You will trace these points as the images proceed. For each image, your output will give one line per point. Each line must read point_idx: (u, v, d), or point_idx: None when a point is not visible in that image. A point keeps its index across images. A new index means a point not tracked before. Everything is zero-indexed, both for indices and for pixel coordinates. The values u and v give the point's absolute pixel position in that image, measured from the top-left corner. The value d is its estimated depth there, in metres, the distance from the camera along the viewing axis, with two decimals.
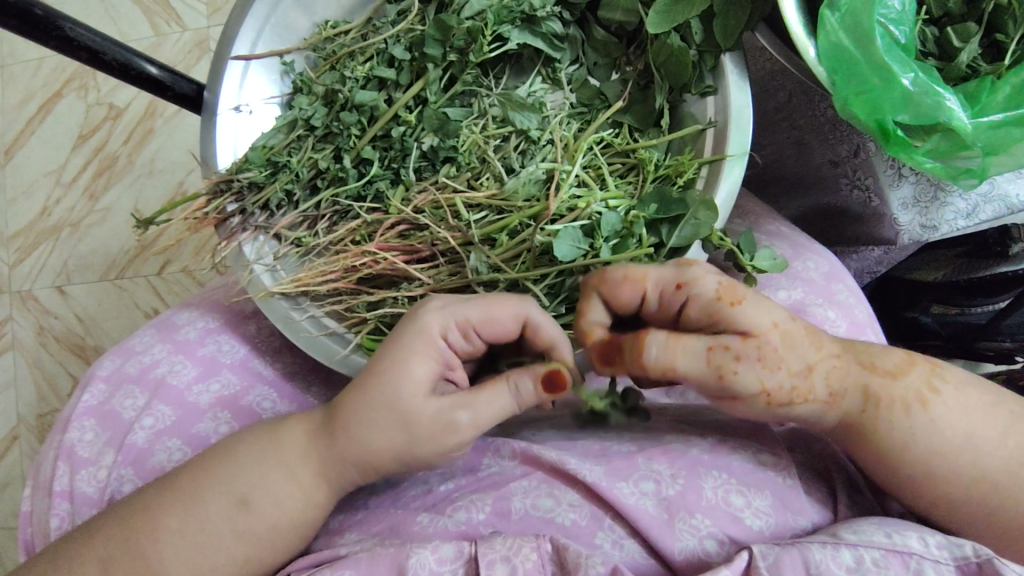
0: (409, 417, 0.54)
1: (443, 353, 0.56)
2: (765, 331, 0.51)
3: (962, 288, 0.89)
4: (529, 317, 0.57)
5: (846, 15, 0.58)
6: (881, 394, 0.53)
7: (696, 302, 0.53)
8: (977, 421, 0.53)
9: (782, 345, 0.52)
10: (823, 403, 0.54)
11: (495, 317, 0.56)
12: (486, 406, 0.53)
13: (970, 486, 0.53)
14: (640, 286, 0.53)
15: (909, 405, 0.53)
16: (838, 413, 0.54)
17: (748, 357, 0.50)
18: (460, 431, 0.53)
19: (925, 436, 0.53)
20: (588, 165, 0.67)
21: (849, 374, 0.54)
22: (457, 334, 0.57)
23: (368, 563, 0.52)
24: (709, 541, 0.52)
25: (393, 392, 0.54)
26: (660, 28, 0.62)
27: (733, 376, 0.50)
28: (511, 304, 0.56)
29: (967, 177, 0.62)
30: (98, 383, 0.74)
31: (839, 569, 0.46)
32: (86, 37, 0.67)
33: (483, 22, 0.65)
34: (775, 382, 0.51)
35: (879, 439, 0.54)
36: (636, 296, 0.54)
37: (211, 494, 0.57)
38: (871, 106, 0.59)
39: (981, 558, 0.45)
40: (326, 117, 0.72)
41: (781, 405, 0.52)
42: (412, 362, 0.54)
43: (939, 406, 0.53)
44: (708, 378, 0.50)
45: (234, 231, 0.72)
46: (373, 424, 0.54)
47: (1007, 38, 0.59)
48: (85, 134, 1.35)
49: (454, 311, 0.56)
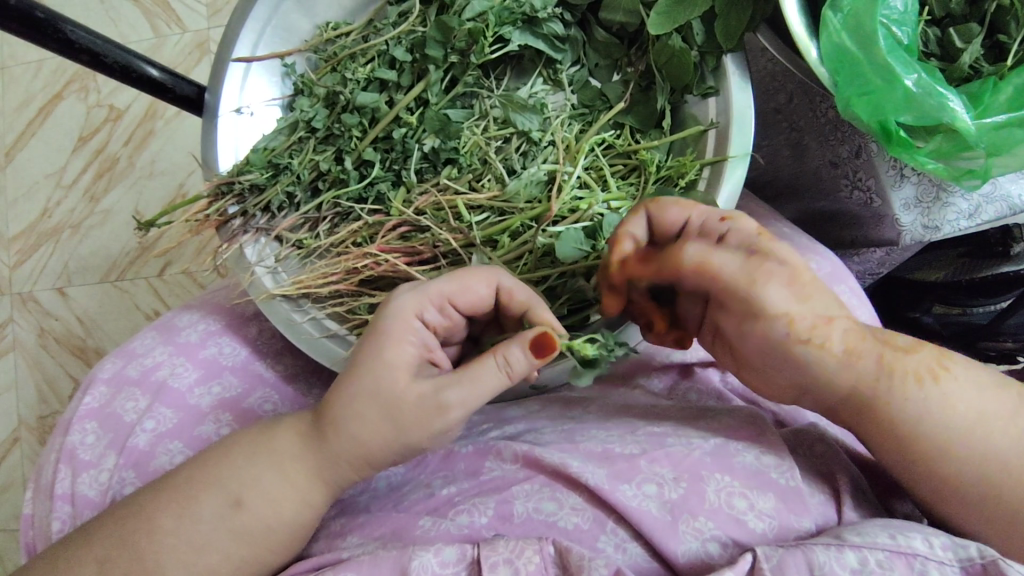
0: (394, 402, 0.54)
1: (420, 335, 0.56)
2: (796, 263, 0.53)
3: (963, 287, 0.88)
4: (501, 285, 0.58)
5: (848, 17, 0.58)
6: (896, 364, 0.53)
7: (737, 233, 0.53)
8: (988, 404, 0.53)
9: (808, 281, 0.53)
10: (839, 358, 0.53)
11: (466, 291, 0.57)
12: (474, 380, 0.52)
13: (977, 474, 0.52)
14: (687, 214, 0.54)
15: (923, 377, 0.53)
16: (852, 377, 0.53)
17: (778, 275, 0.52)
18: (449, 411, 0.53)
19: (935, 414, 0.53)
20: (590, 166, 0.68)
21: (868, 340, 0.54)
22: (433, 313, 0.57)
23: (370, 565, 0.51)
24: (713, 544, 0.52)
25: (374, 380, 0.54)
26: (662, 29, 0.62)
27: (760, 288, 0.52)
28: (479, 275, 0.57)
29: (970, 178, 0.62)
30: (99, 385, 0.74)
31: (843, 570, 0.46)
32: (86, 40, 0.67)
33: (485, 23, 0.65)
34: (798, 308, 0.52)
35: (892, 410, 0.53)
36: (681, 224, 0.54)
37: (205, 492, 0.57)
38: (874, 107, 0.59)
39: (986, 560, 0.45)
40: (327, 119, 0.71)
41: (800, 335, 0.52)
42: (388, 347, 0.55)
43: (950, 382, 0.53)
44: (737, 283, 0.52)
45: (235, 233, 0.73)
46: (358, 416, 0.55)
47: (1009, 38, 0.58)
48: (85, 136, 1.35)
49: (424, 291, 0.57)
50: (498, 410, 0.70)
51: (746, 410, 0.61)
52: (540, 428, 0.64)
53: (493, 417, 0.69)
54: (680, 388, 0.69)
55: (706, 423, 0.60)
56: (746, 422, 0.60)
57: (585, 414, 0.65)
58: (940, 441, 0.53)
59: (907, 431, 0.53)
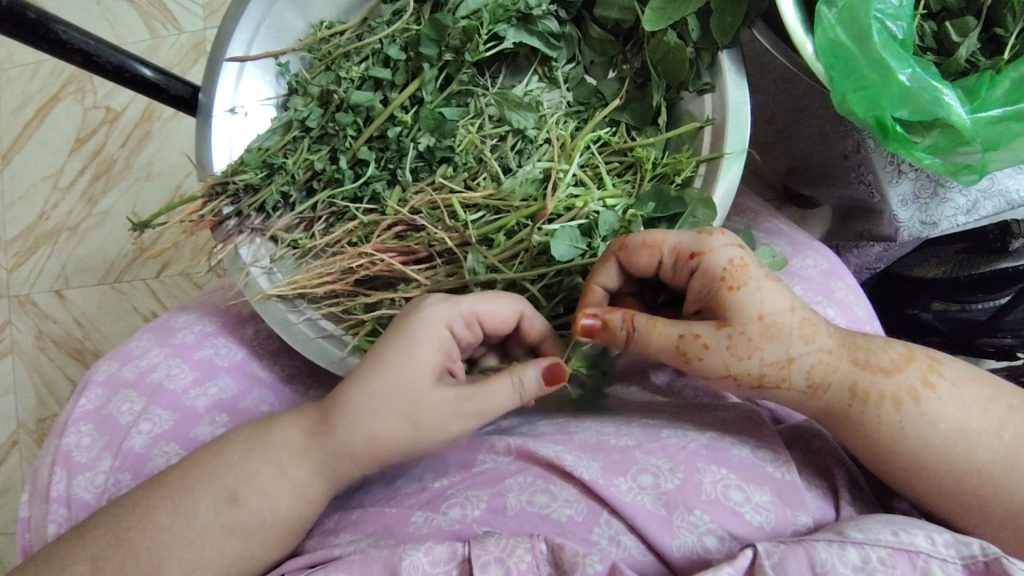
0: (414, 405, 0.55)
1: (446, 344, 0.57)
2: (745, 320, 0.52)
3: (962, 284, 0.88)
4: (524, 313, 0.59)
5: (842, 11, 0.57)
6: (870, 390, 0.53)
7: (704, 274, 0.53)
8: (974, 414, 0.53)
9: (760, 335, 0.52)
10: (801, 392, 0.55)
11: (496, 311, 0.58)
12: (492, 400, 0.55)
13: (960, 478, 0.52)
14: (656, 253, 0.55)
15: (902, 400, 0.53)
16: (822, 404, 0.55)
17: (716, 345, 0.53)
18: (467, 420, 0.55)
19: (917, 429, 0.52)
20: (586, 164, 0.67)
21: (839, 369, 0.54)
22: (460, 325, 0.58)
23: (361, 565, 0.51)
24: (709, 538, 0.52)
25: (397, 379, 0.55)
26: (657, 25, 0.61)
27: (699, 362, 0.54)
28: (509, 299, 0.58)
29: (968, 173, 0.61)
30: (94, 387, 0.73)
31: (846, 568, 0.45)
32: (79, 40, 0.67)
33: (479, 21, 0.65)
34: (743, 370, 0.53)
35: (867, 431, 0.54)
36: (652, 263, 0.55)
37: (199, 489, 0.57)
38: (870, 102, 0.59)
39: (989, 557, 0.44)
40: (322, 118, 0.71)
41: (753, 386, 0.55)
42: (417, 349, 0.55)
43: (932, 402, 0.52)
44: (676, 361, 0.55)
45: (230, 233, 0.72)
46: (373, 414, 0.55)
47: (1006, 32, 0.59)
48: (83, 138, 1.35)
49: (456, 303, 0.57)
50: None
51: (741, 405, 0.61)
52: (535, 424, 0.64)
53: None
54: (676, 385, 0.67)
55: (701, 418, 0.60)
56: (741, 418, 0.60)
57: (579, 409, 0.65)
58: (926, 449, 0.52)
59: (887, 442, 0.53)
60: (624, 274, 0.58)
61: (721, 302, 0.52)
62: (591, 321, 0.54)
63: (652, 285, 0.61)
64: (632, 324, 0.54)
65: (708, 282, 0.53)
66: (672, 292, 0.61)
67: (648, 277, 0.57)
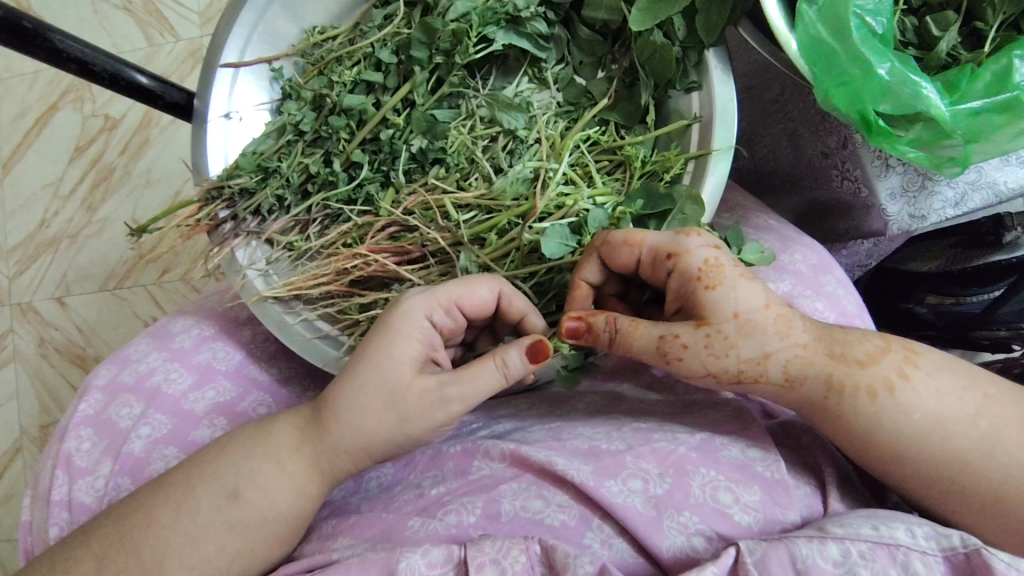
0: (399, 396, 0.56)
1: (427, 334, 0.58)
2: (720, 320, 0.53)
3: (955, 277, 0.89)
4: (503, 292, 0.59)
5: (823, 9, 0.58)
6: (846, 382, 0.54)
7: (680, 273, 0.54)
8: (948, 405, 0.53)
9: (736, 333, 0.53)
10: (778, 386, 0.56)
11: (472, 295, 0.59)
12: (475, 382, 0.55)
13: (934, 467, 0.53)
14: (635, 251, 0.55)
15: (878, 391, 0.53)
16: (800, 397, 0.56)
17: (695, 345, 0.54)
18: (452, 404, 0.56)
19: (892, 422, 0.53)
20: (575, 163, 0.67)
21: (815, 363, 0.54)
22: (441, 314, 0.59)
23: (359, 568, 0.52)
24: (698, 538, 0.52)
25: (382, 372, 0.56)
26: (644, 25, 0.61)
27: (679, 362, 0.55)
28: (485, 281, 0.59)
29: (952, 165, 0.63)
30: (95, 392, 0.74)
31: (827, 564, 0.46)
32: (74, 49, 0.68)
33: (469, 24, 0.66)
34: (722, 367, 0.54)
35: (848, 424, 0.54)
36: (630, 260, 0.56)
37: (200, 487, 0.58)
38: (851, 97, 0.60)
39: (969, 549, 0.45)
40: (315, 122, 0.72)
41: (732, 382, 0.56)
42: (398, 342, 0.57)
43: (906, 392, 0.53)
44: (657, 362, 0.56)
45: (226, 237, 0.73)
46: (362, 411, 0.56)
47: (985, 25, 0.59)
48: (82, 146, 1.36)
49: (433, 292, 0.58)
50: (489, 409, 0.71)
51: (731, 404, 0.62)
52: (529, 427, 0.65)
53: (484, 416, 0.70)
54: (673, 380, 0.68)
55: (693, 418, 0.61)
56: (732, 416, 0.61)
57: (572, 410, 0.65)
58: (901, 439, 0.53)
59: (863, 434, 0.54)
60: (605, 270, 0.58)
61: (697, 301, 0.53)
62: (575, 324, 0.55)
63: (637, 280, 0.62)
64: (614, 325, 0.55)
65: (684, 280, 0.54)
66: (655, 290, 0.61)
67: (629, 274, 0.58)
